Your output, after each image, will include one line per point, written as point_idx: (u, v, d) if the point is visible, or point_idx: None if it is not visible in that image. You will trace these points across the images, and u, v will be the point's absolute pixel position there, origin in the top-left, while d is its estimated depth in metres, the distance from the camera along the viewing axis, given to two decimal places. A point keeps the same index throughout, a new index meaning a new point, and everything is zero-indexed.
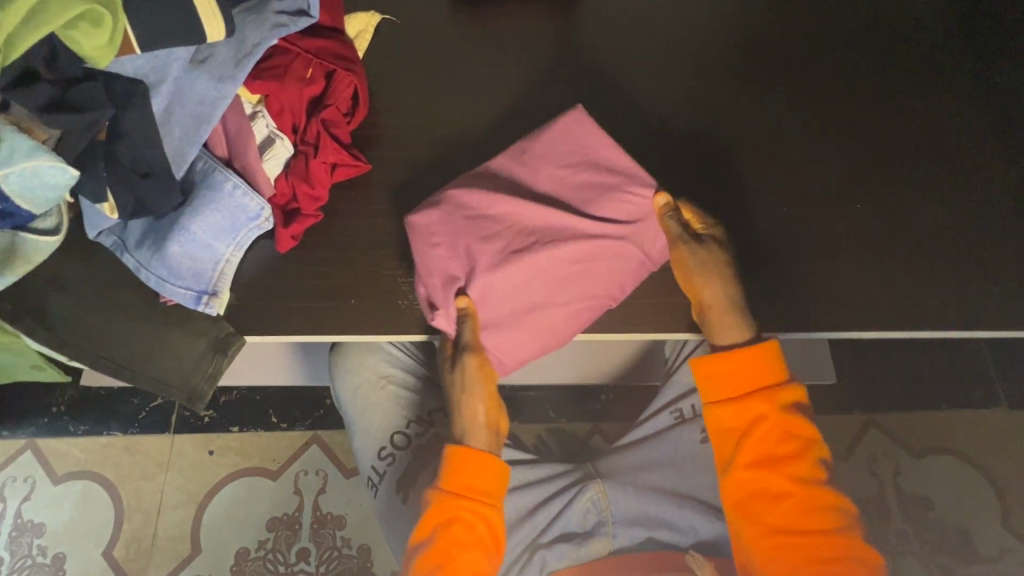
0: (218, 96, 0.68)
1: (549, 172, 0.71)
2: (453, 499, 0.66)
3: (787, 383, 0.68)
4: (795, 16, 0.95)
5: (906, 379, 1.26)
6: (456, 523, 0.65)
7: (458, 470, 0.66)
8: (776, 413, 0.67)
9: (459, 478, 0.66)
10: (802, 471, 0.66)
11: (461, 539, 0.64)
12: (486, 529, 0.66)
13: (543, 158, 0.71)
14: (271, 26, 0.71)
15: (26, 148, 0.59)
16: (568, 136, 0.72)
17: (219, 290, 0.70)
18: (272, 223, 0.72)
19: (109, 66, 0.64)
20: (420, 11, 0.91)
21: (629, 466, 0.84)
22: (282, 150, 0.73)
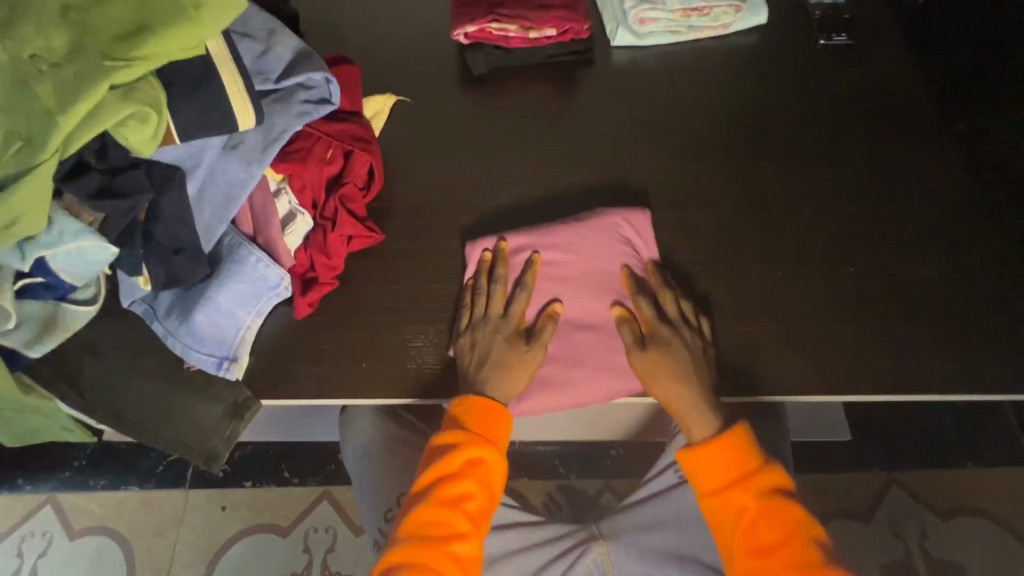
0: (247, 177, 0.76)
1: (600, 268, 0.82)
2: (439, 505, 0.68)
3: (768, 468, 0.70)
4: (786, 86, 1.00)
5: (928, 434, 1.22)
6: (453, 513, 0.68)
7: (445, 465, 0.70)
8: (763, 499, 0.68)
9: (449, 465, 0.69)
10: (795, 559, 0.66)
11: (455, 531, 0.67)
12: (480, 514, 0.69)
13: (598, 255, 0.83)
14: (295, 114, 0.79)
15: (74, 231, 0.65)
16: (622, 234, 0.84)
17: (239, 355, 0.74)
18: (290, 292, 0.77)
19: (151, 155, 0.71)
20: (433, 90, 0.99)
21: (633, 527, 0.84)
22: (303, 225, 0.79)
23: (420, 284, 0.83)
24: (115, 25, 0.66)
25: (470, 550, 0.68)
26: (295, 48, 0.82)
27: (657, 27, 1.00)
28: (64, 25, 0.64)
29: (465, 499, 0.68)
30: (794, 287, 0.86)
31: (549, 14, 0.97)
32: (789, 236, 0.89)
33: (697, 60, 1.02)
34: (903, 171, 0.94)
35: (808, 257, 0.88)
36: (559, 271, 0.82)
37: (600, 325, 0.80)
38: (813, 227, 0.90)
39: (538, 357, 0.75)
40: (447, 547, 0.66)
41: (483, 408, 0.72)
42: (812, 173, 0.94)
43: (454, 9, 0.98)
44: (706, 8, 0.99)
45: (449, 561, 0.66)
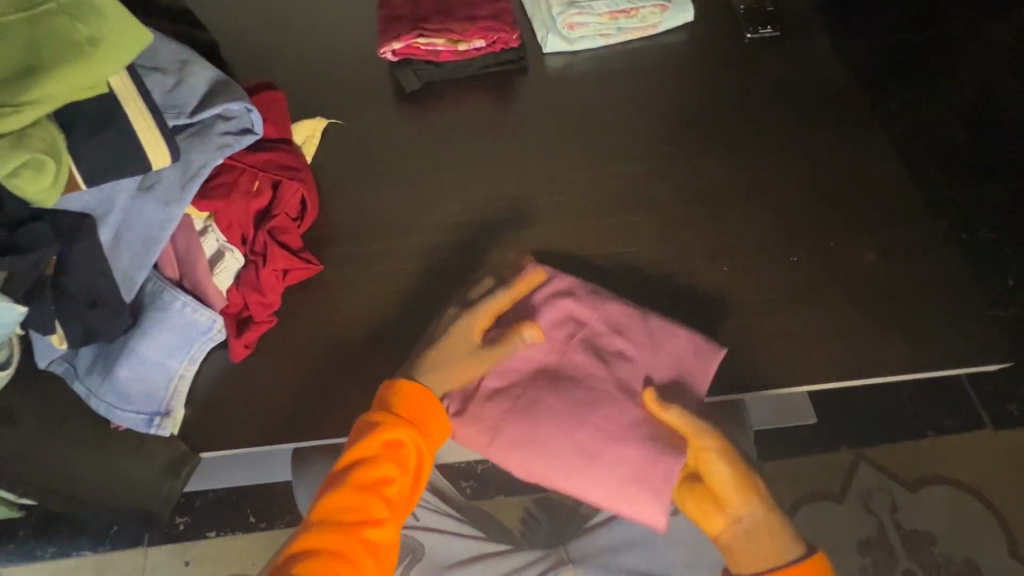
0: (166, 218, 0.71)
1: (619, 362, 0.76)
2: (354, 489, 0.63)
3: None
4: (719, 81, 1.01)
5: (891, 408, 1.24)
6: (369, 497, 0.63)
7: (365, 448, 0.65)
8: None
9: (371, 447, 0.65)
10: None
11: (370, 516, 0.63)
12: (401, 499, 0.65)
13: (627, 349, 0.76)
14: (215, 148, 0.75)
15: None
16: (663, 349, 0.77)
17: (172, 409, 0.70)
18: (225, 334, 0.73)
19: (56, 204, 0.66)
20: (365, 109, 0.96)
21: (604, 546, 0.83)
22: (232, 262, 0.75)
23: (364, 314, 0.80)
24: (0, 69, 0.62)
25: (383, 538, 0.63)
26: (209, 78, 0.78)
27: (587, 31, 1.00)
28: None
29: (384, 483, 0.64)
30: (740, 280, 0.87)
31: (476, 25, 0.95)
32: (732, 229, 0.90)
33: (630, 61, 1.02)
34: (837, 156, 0.96)
35: (754, 249, 0.89)
36: (574, 328, 0.77)
37: (574, 388, 0.74)
38: (756, 219, 0.91)
39: (483, 361, 0.73)
40: (360, 531, 0.62)
41: (414, 394, 0.69)
42: (750, 165, 0.95)
43: (380, 27, 0.96)
44: (633, 10, 0.99)
45: (361, 547, 0.61)
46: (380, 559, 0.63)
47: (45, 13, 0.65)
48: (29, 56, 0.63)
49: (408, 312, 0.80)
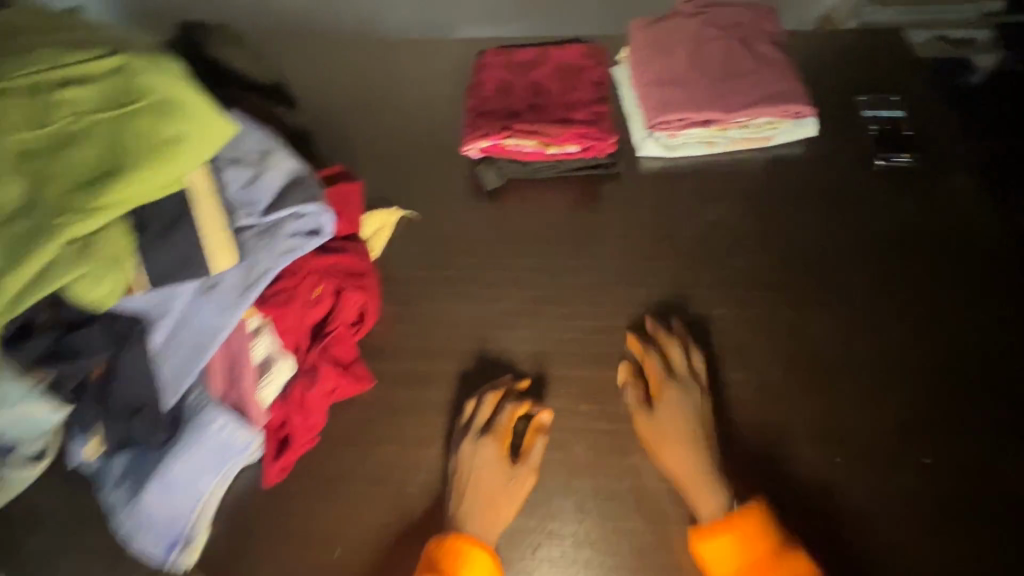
0: (220, 325, 0.67)
1: (725, 24, 0.95)
2: None
3: None
4: (845, 208, 0.86)
5: None
6: None
7: None
8: None
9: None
10: None
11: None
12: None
13: (733, 23, 0.96)
14: (280, 250, 0.71)
15: (18, 395, 0.60)
16: (749, 31, 0.95)
17: (193, 539, 0.63)
18: (263, 453, 0.68)
19: (112, 307, 0.63)
20: (442, 203, 0.91)
21: None
22: (281, 374, 0.69)
23: (409, 445, 0.70)
24: (79, 167, 0.59)
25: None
26: (284, 173, 0.74)
27: (690, 138, 0.91)
28: (22, 168, 0.57)
29: None
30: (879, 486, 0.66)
31: (570, 129, 0.88)
32: (862, 410, 0.70)
33: (737, 176, 0.91)
34: (1010, 323, 0.76)
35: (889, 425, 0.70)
36: (703, 12, 0.97)
37: (705, 89, 0.89)
38: (891, 395, 0.71)
39: (527, 483, 0.63)
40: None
41: (446, 547, 0.58)
42: (886, 323, 0.76)
43: (470, 119, 0.91)
44: (746, 120, 0.89)
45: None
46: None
47: (135, 107, 0.62)
48: (110, 152, 0.60)
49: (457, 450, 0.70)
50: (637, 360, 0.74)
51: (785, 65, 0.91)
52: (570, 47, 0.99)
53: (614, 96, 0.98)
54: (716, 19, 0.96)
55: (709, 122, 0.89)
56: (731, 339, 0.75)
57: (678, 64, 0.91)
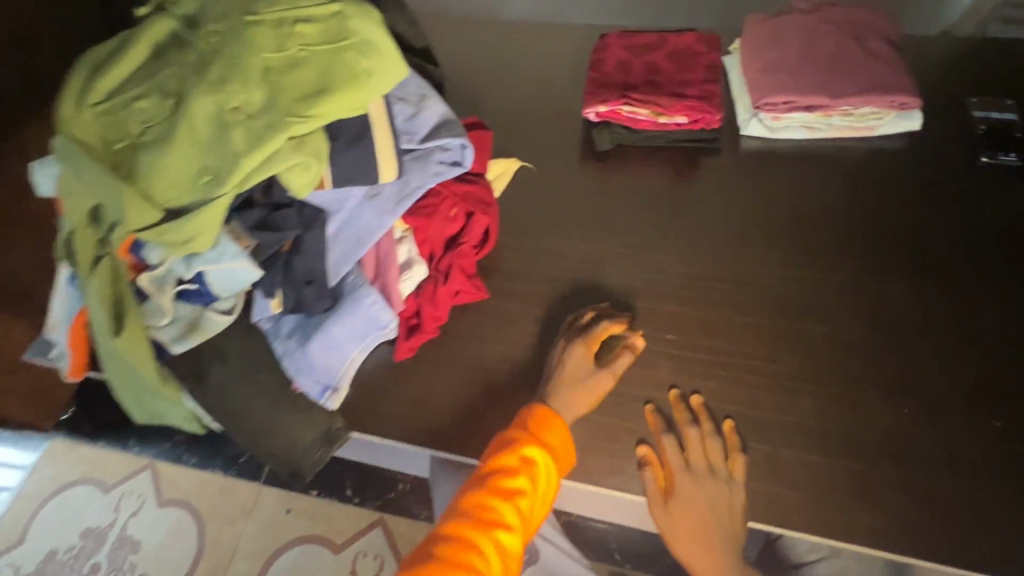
0: (378, 225, 0.82)
1: (840, 20, 1.02)
2: (490, 501, 0.63)
3: None
4: (939, 199, 0.91)
5: None
6: (504, 505, 0.62)
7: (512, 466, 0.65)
8: None
9: (506, 457, 0.65)
10: None
11: (504, 526, 0.62)
12: (530, 515, 0.64)
13: (848, 20, 1.02)
14: (430, 174, 0.86)
15: (231, 253, 0.76)
16: (864, 28, 1.01)
17: (340, 386, 0.82)
18: (396, 335, 0.84)
19: (305, 197, 0.80)
20: (557, 158, 1.03)
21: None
22: (417, 273, 0.84)
23: (515, 348, 0.84)
24: (301, 85, 0.76)
25: (513, 549, 0.62)
26: (439, 113, 0.89)
27: (794, 121, 0.97)
28: (263, 81, 0.75)
29: (519, 494, 0.63)
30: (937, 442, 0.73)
31: (682, 102, 0.97)
32: (930, 378, 0.77)
33: (834, 161, 0.97)
34: None
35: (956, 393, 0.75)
36: (820, 8, 1.04)
37: (814, 76, 0.96)
38: (967, 365, 0.77)
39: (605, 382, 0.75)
40: (495, 542, 0.60)
41: (541, 411, 0.70)
42: (963, 306, 0.81)
43: (590, 88, 1.03)
44: (851, 109, 0.95)
45: (491, 554, 0.60)
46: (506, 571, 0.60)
47: (344, 45, 0.79)
48: (324, 80, 0.77)
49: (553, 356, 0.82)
50: (720, 305, 0.83)
51: (896, 62, 0.96)
52: (686, 34, 1.09)
53: (722, 80, 1.06)
54: (831, 16, 1.02)
55: (814, 106, 0.95)
56: (810, 299, 0.83)
57: (790, 54, 0.99)
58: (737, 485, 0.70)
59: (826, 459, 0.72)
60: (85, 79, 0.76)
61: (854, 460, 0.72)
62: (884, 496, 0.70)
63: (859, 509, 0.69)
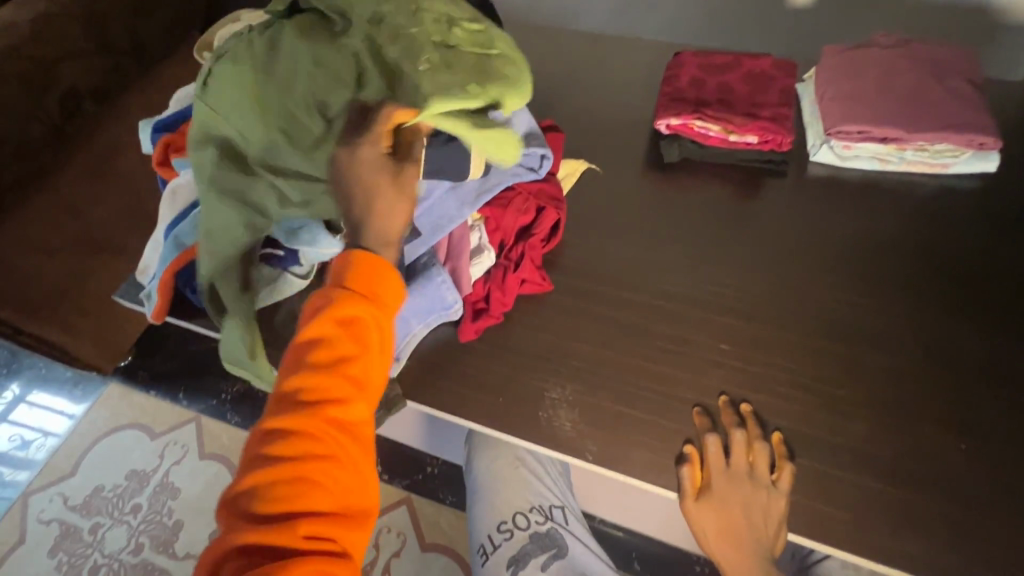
0: (457, 215, 0.87)
1: (922, 57, 1.02)
2: (320, 372, 0.60)
3: None
4: (1008, 242, 0.91)
5: None
6: (337, 376, 0.60)
7: (336, 326, 0.62)
8: None
9: (327, 323, 0.62)
10: None
11: (335, 396, 0.59)
12: (368, 375, 0.62)
13: (931, 59, 1.02)
14: (509, 173, 0.90)
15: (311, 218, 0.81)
16: (946, 67, 1.01)
17: (401, 357, 0.87)
18: (458, 317, 0.89)
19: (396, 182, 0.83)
20: (624, 165, 1.06)
21: None
22: (487, 260, 0.90)
23: (569, 340, 0.87)
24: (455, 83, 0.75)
25: (358, 409, 0.60)
26: (525, 122, 0.94)
27: (865, 152, 0.98)
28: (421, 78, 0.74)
29: (348, 359, 0.61)
30: (986, 481, 0.73)
31: (755, 122, 0.99)
32: (984, 416, 0.77)
33: (903, 194, 0.97)
34: None
35: (1011, 435, 0.75)
36: (902, 44, 1.05)
37: (890, 110, 0.97)
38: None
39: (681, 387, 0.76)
40: (340, 405, 0.59)
41: (357, 259, 0.65)
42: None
43: (662, 101, 1.06)
44: (926, 144, 0.95)
45: (338, 423, 0.58)
46: (355, 436, 0.59)
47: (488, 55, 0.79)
48: (465, 75, 0.76)
49: (606, 352, 0.85)
50: (775, 323, 0.85)
51: (978, 104, 0.96)
52: (762, 58, 1.10)
53: (794, 106, 1.08)
54: (914, 53, 1.03)
55: (885, 138, 0.96)
56: (866, 326, 0.84)
57: (868, 86, 1.00)
58: (779, 493, 0.73)
59: (876, 483, 0.73)
60: (221, 65, 0.75)
61: (906, 488, 0.72)
62: (932, 526, 0.70)
63: (901, 536, 0.70)
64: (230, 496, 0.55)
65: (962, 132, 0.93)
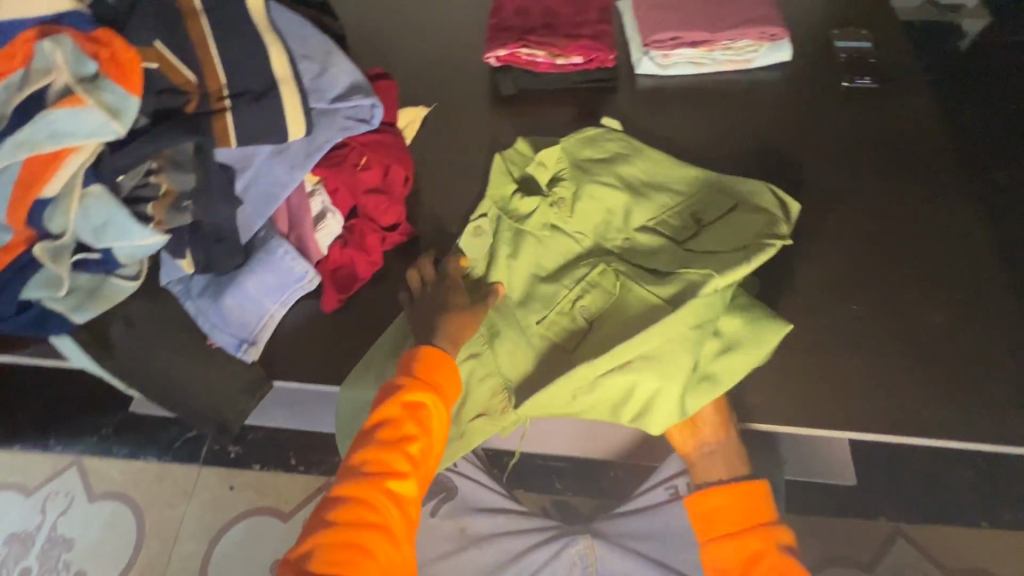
0: (288, 180, 0.82)
1: None
2: (377, 450, 0.68)
3: (778, 524, 0.74)
4: (808, 122, 1.02)
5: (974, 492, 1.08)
6: (389, 453, 0.68)
7: (402, 409, 0.70)
8: (767, 552, 0.72)
9: (392, 405, 0.70)
10: (765, 558, 0.72)
11: (391, 473, 0.68)
12: (424, 455, 0.70)
13: None
14: (337, 129, 0.85)
15: (108, 208, 0.72)
16: None
17: (257, 340, 0.83)
18: (315, 286, 0.85)
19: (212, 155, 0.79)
20: (466, 104, 1.05)
21: (619, 531, 0.91)
22: (333, 224, 0.86)
23: None
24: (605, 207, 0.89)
25: (408, 486, 0.68)
26: (348, 72, 0.88)
27: (681, 58, 1.04)
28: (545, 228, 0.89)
29: (406, 440, 0.69)
30: (797, 330, 0.86)
31: (577, 42, 1.02)
32: (793, 277, 0.90)
33: (720, 92, 1.05)
34: (916, 221, 0.94)
35: (814, 289, 0.89)
36: None
37: (696, 15, 1.03)
38: (826, 265, 0.91)
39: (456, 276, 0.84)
40: (389, 483, 0.67)
41: (428, 355, 0.74)
42: (824, 216, 0.94)
43: (490, 33, 1.05)
44: (730, 43, 1.03)
45: (385, 499, 0.66)
46: (405, 512, 0.67)
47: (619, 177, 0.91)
48: (586, 201, 0.89)
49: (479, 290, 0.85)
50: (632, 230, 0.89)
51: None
52: None
53: (617, 22, 1.11)
54: None
55: (694, 42, 1.02)
56: None
57: None
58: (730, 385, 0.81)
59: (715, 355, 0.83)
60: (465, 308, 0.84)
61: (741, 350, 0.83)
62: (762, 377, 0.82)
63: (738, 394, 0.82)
64: (293, 556, 0.64)
65: (756, 28, 1.01)
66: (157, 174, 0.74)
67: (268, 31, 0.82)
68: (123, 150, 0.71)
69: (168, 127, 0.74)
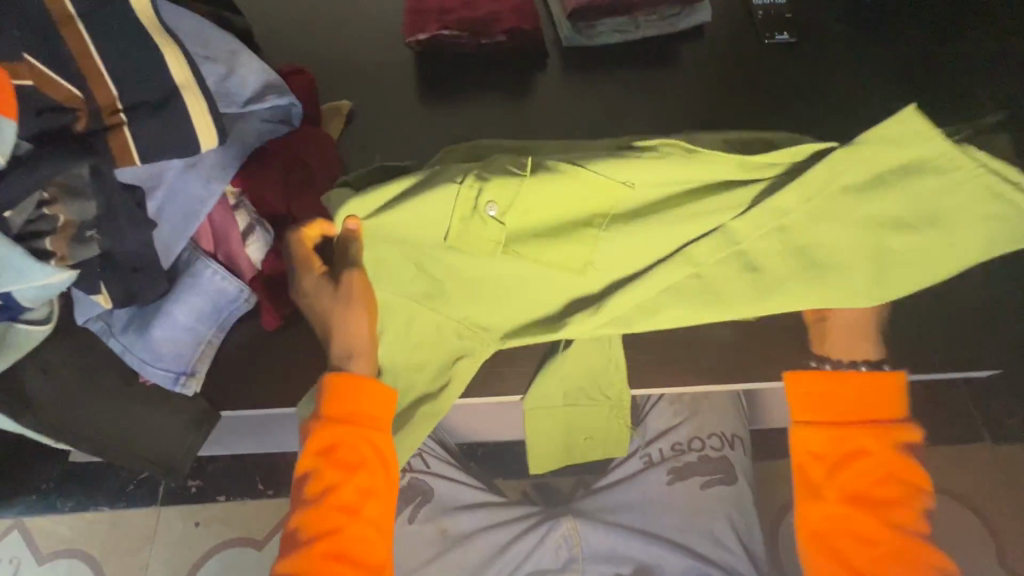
0: (206, 195, 0.76)
1: None
2: (314, 494, 0.70)
3: (902, 421, 0.78)
4: (735, 82, 1.03)
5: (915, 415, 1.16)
6: (325, 496, 0.70)
7: (324, 450, 0.71)
8: (880, 450, 0.76)
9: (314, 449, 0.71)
10: (896, 470, 0.75)
11: (331, 514, 0.70)
12: (357, 489, 0.71)
13: None
14: (254, 133, 0.79)
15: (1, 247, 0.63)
16: None
17: (197, 371, 0.78)
18: (254, 305, 0.81)
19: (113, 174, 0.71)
20: (392, 95, 1.00)
21: (598, 508, 0.92)
22: (263, 236, 0.81)
23: None
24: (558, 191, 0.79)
25: (352, 521, 0.71)
26: (259, 70, 0.81)
27: (606, 28, 1.02)
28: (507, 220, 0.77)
29: (334, 481, 0.70)
30: None
31: (499, 20, 0.99)
32: None
33: (648, 59, 1.04)
34: None
35: None
36: None
37: None
38: None
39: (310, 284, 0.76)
40: (330, 524, 0.69)
41: (333, 386, 0.72)
42: None
43: (408, 17, 1.01)
44: (652, 8, 1.02)
45: (336, 538, 0.70)
46: (359, 540, 0.71)
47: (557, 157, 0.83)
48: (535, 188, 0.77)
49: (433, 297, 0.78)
50: None
51: None
52: None
53: None
54: None
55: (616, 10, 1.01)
56: None
57: None
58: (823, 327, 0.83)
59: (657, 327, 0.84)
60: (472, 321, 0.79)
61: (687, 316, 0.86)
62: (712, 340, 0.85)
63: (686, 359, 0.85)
64: None
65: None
66: (51, 205, 0.67)
67: (157, 30, 0.73)
68: (7, 182, 0.63)
69: (58, 149, 0.66)
